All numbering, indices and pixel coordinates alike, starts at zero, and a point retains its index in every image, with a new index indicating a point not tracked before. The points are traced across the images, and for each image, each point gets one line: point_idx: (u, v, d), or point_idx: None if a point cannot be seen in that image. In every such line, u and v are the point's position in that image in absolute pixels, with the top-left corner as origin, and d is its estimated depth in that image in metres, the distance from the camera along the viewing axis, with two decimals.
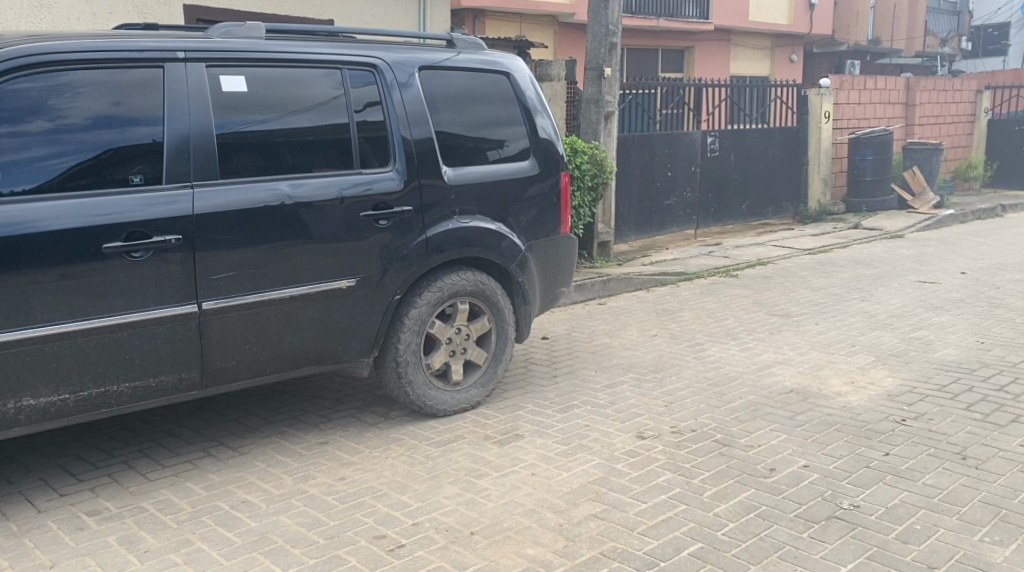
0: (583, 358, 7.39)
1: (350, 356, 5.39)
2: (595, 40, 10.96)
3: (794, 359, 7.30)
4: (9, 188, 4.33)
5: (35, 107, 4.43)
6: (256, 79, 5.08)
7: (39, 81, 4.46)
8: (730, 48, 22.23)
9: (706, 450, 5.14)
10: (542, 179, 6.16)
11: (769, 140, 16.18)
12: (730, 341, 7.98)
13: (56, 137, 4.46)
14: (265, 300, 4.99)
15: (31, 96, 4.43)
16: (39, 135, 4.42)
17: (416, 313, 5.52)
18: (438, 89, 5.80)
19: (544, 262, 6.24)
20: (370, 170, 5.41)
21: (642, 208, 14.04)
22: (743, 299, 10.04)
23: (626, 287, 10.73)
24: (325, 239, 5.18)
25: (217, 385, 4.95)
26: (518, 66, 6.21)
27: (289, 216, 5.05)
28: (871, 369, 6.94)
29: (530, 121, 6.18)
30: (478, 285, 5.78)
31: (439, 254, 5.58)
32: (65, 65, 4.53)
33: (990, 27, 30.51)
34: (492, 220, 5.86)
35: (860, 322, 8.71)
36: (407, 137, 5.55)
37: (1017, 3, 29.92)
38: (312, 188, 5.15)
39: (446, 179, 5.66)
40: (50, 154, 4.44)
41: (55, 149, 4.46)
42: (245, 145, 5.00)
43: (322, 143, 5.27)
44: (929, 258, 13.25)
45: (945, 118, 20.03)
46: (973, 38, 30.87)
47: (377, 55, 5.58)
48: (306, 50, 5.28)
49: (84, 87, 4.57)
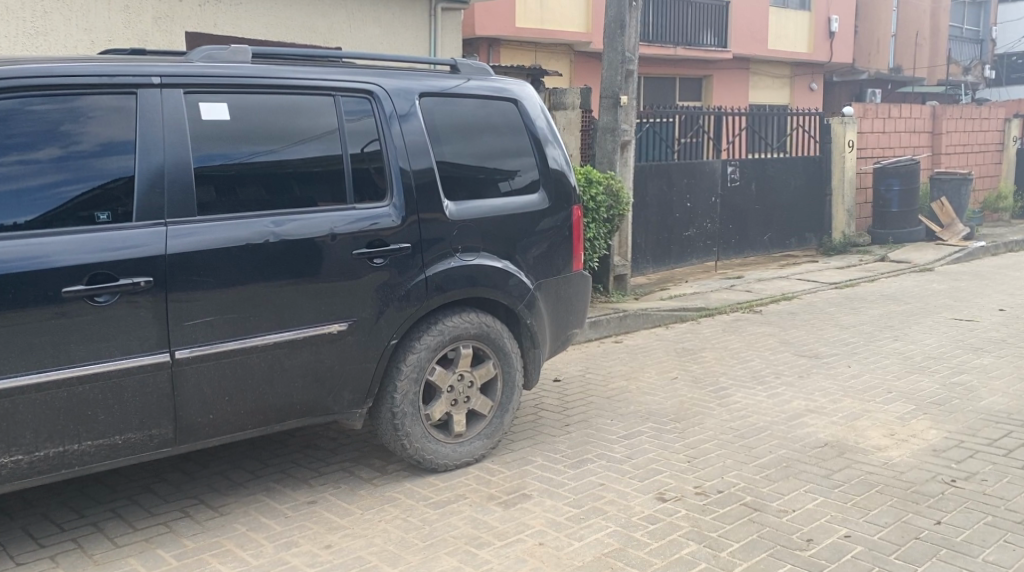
0: (598, 404, 6.88)
1: (341, 407, 4.90)
2: (611, 68, 10.54)
3: (826, 407, 6.79)
4: (14, 219, 4.03)
5: (48, 133, 4.15)
6: (244, 105, 4.65)
7: (59, 103, 4.20)
8: (749, 76, 21.81)
9: (734, 516, 4.64)
10: (553, 213, 5.70)
11: (791, 170, 15.71)
12: (756, 385, 7.45)
13: (67, 164, 4.17)
14: (246, 346, 4.52)
15: (48, 118, 4.16)
16: (49, 162, 4.13)
17: (414, 359, 5.04)
18: (442, 119, 5.36)
19: (554, 301, 5.76)
20: (366, 205, 4.96)
21: (660, 240, 13.55)
22: (768, 337, 9.52)
23: (644, 323, 10.23)
24: (314, 280, 4.72)
25: (192, 442, 4.48)
26: (528, 93, 5.77)
27: (276, 256, 4.60)
28: (911, 420, 6.43)
29: (541, 152, 5.72)
30: (482, 327, 5.30)
31: (440, 294, 5.11)
32: (80, 89, 4.25)
33: (1014, 55, 30.32)
34: (498, 257, 5.40)
35: (894, 365, 8.20)
36: (407, 169, 5.10)
37: None
38: (299, 225, 4.69)
39: (449, 214, 5.20)
40: (61, 181, 4.15)
41: (67, 175, 4.17)
42: (251, 177, 4.62)
43: (326, 175, 4.87)
44: (962, 293, 12.73)
45: (973, 147, 19.51)
46: (996, 66, 30.65)
47: (374, 82, 5.14)
48: (302, 75, 4.86)
49: (99, 112, 4.29)
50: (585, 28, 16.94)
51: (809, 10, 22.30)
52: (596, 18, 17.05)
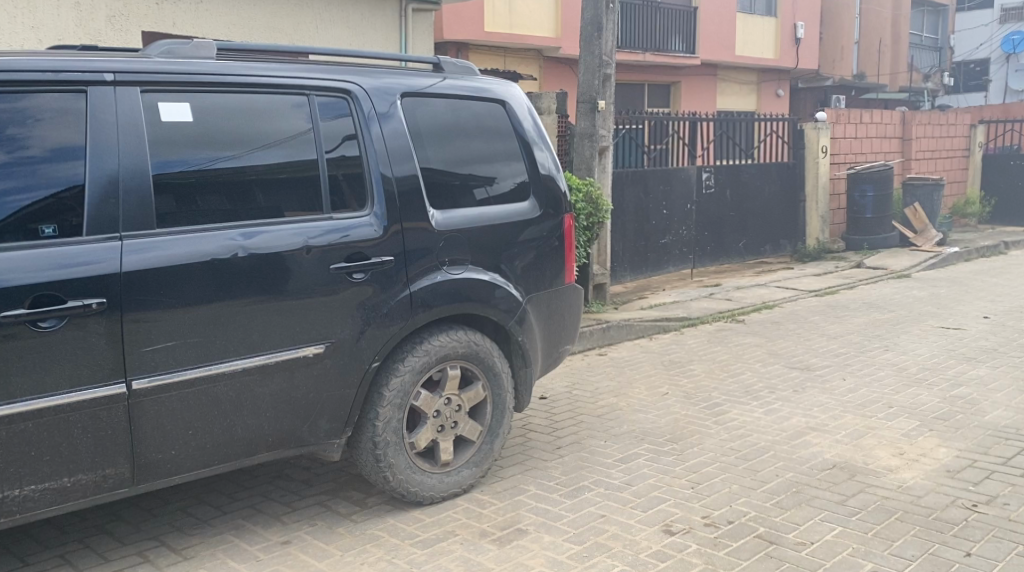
0: (589, 423, 6.49)
1: (318, 437, 4.47)
2: (588, 72, 10.18)
3: (828, 424, 6.45)
4: None
5: None
6: (207, 105, 4.21)
7: (3, 101, 3.75)
8: (717, 82, 21.60)
9: (750, 551, 4.30)
10: (543, 220, 5.34)
11: (765, 176, 15.46)
12: (751, 401, 7.09)
13: (13, 170, 3.72)
14: (212, 373, 4.08)
15: None
16: None
17: (398, 383, 4.62)
18: (424, 121, 4.97)
19: (545, 315, 5.38)
20: (342, 215, 4.54)
21: (637, 247, 13.22)
22: (755, 348, 9.20)
23: (627, 334, 9.87)
24: (288, 297, 4.29)
25: (152, 481, 4.03)
26: (514, 94, 5.40)
27: (244, 272, 4.17)
28: (918, 438, 6.10)
29: (529, 155, 5.36)
30: (470, 346, 4.90)
31: (425, 311, 4.70)
32: (28, 86, 3.80)
33: (972, 62, 31.44)
34: (486, 270, 5.01)
35: (889, 377, 7.88)
36: (387, 175, 4.70)
37: (996, 42, 30.72)
38: (272, 237, 4.27)
39: (434, 224, 4.81)
40: (7, 190, 3.70)
41: (13, 183, 3.71)
42: (214, 185, 4.18)
43: (297, 182, 4.44)
44: (944, 300, 12.51)
45: (942, 153, 19.43)
46: (955, 73, 31.77)
47: (351, 80, 4.72)
48: (271, 73, 4.43)
49: (50, 113, 3.85)
50: (554, 33, 16.60)
51: (775, 16, 22.15)
52: (566, 23, 16.73)
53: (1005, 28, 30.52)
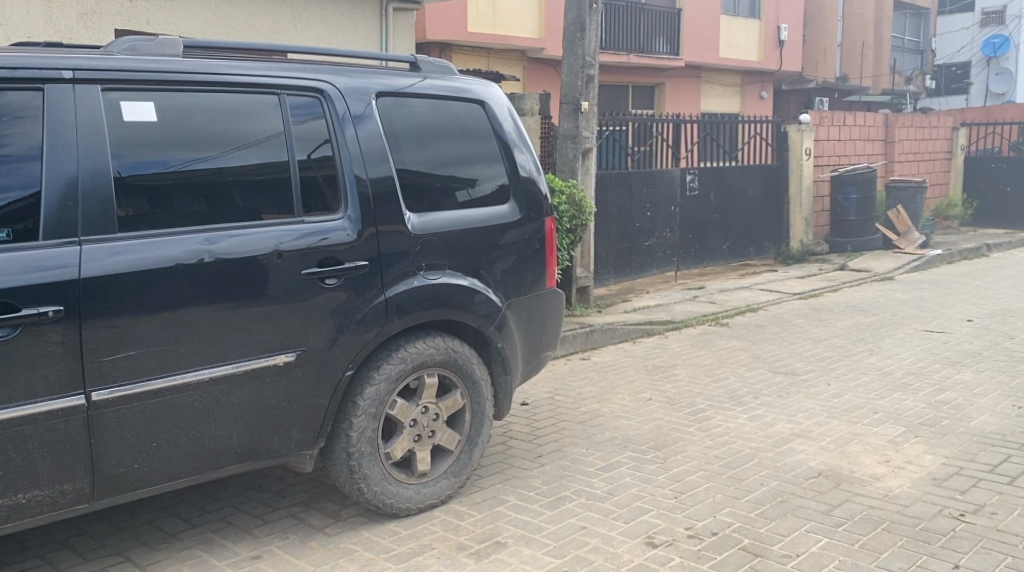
0: (571, 430, 6.37)
1: (289, 449, 4.33)
2: (571, 73, 10.07)
3: (813, 430, 6.35)
4: None
5: None
6: (180, 104, 4.09)
7: None
8: (700, 84, 21.54)
9: (734, 563, 4.21)
10: (523, 224, 5.22)
11: (749, 178, 15.39)
12: (735, 407, 6.99)
13: None
14: (177, 384, 3.94)
15: None
16: None
17: (372, 392, 4.49)
18: (401, 121, 4.84)
19: (525, 321, 5.26)
20: (316, 217, 4.41)
21: (621, 250, 13.12)
22: (739, 352, 9.10)
23: (610, 338, 9.76)
24: (258, 304, 4.15)
25: (113, 496, 3.89)
26: (494, 94, 5.28)
27: (215, 278, 4.04)
28: (903, 444, 6.00)
29: (508, 157, 5.24)
30: (448, 353, 4.78)
31: (400, 317, 4.57)
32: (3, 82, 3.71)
33: (953, 66, 31.60)
34: (464, 275, 4.89)
35: (874, 382, 7.80)
36: (362, 177, 4.57)
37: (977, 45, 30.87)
38: (242, 241, 4.14)
39: (411, 227, 4.68)
40: None
41: None
42: (189, 187, 4.07)
43: (271, 184, 4.31)
44: (928, 303, 12.46)
45: (925, 155, 19.43)
46: (936, 76, 31.89)
47: (324, 78, 4.58)
48: (241, 71, 4.29)
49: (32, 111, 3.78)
50: (538, 33, 16.49)
51: (758, 18, 22.11)
52: (550, 24, 16.62)
53: (986, 32, 30.66)
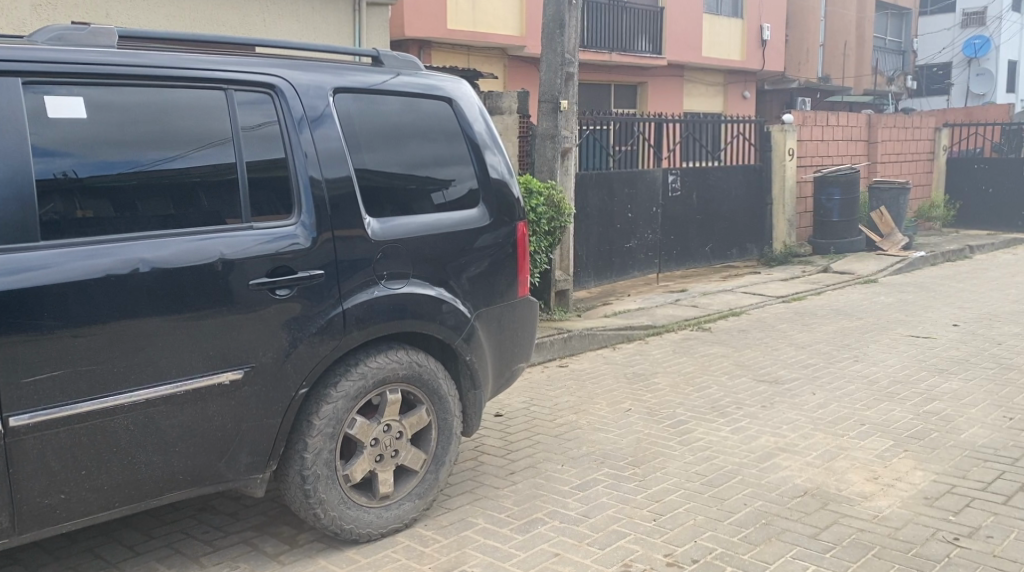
0: (546, 444, 6.10)
1: (237, 473, 4.05)
2: (550, 71, 9.77)
3: (798, 444, 6.09)
4: None
5: None
6: (129, 99, 3.84)
7: None
8: (683, 83, 21.28)
9: None
10: (493, 229, 4.94)
11: (732, 179, 15.15)
12: (717, 419, 6.72)
13: None
14: (108, 407, 3.65)
15: None
16: None
17: (329, 411, 4.22)
18: (361, 119, 4.53)
19: (497, 332, 4.99)
20: (268, 223, 4.13)
21: (601, 251, 12.85)
22: (722, 359, 8.85)
23: (590, 344, 9.49)
24: (203, 317, 3.87)
25: (38, 529, 3.60)
26: (464, 92, 5.00)
27: (177, 286, 3.81)
28: (892, 460, 5.74)
29: (479, 159, 4.96)
30: (412, 368, 4.52)
31: (360, 330, 4.30)
32: None
33: (935, 66, 31.58)
34: (430, 284, 4.61)
35: (860, 391, 7.55)
36: (317, 179, 4.27)
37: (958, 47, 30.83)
38: (190, 249, 3.87)
39: (372, 234, 4.39)
40: None
41: None
42: (155, 188, 3.86)
43: (234, 186, 4.08)
44: (913, 307, 12.23)
45: (907, 156, 19.25)
46: (918, 77, 31.85)
47: (275, 74, 4.28)
48: (188, 64, 4.02)
49: None
50: (518, 31, 16.20)
51: (741, 17, 21.87)
52: (530, 21, 16.33)
53: (966, 33, 30.68)
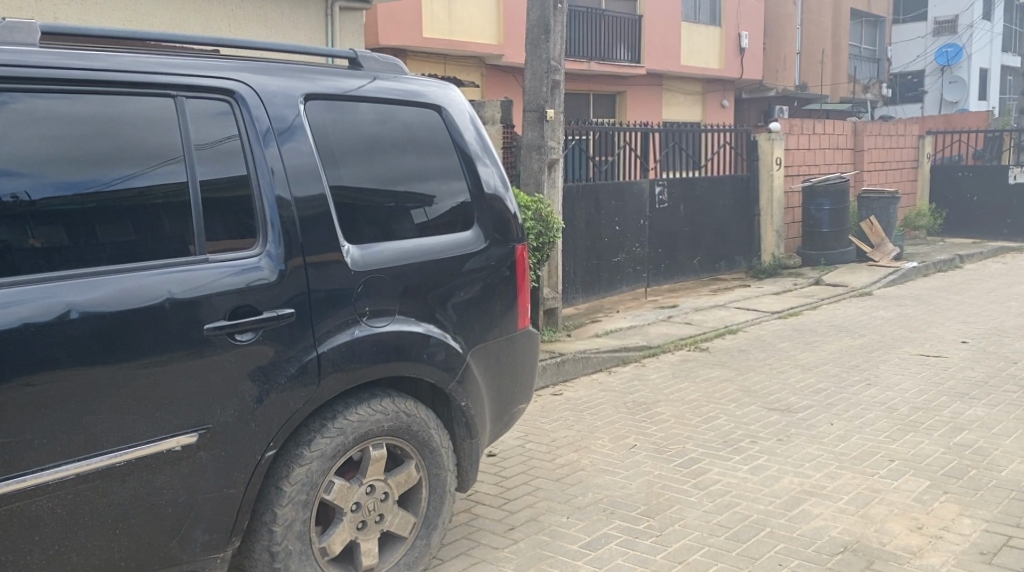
0: (547, 489, 5.49)
1: (192, 554, 3.40)
2: (535, 78, 9.11)
3: (826, 485, 5.51)
4: None
5: None
6: (86, 107, 3.24)
7: None
8: (663, 92, 20.75)
9: None
10: (488, 252, 4.34)
11: (719, 190, 14.61)
12: (732, 456, 6.10)
13: None
14: (28, 487, 2.98)
15: None
16: None
17: (302, 475, 3.61)
18: (338, 130, 3.92)
19: (495, 373, 4.40)
20: (227, 253, 3.49)
21: (589, 267, 12.25)
22: (726, 384, 8.25)
23: (583, 368, 8.88)
24: (152, 370, 3.23)
25: None
26: (452, 97, 4.40)
27: (119, 334, 3.16)
28: (933, 505, 5.14)
29: (470, 173, 4.37)
30: (398, 420, 3.92)
31: (337, 377, 3.68)
32: None
33: (909, 74, 31.34)
34: (419, 321, 4.00)
35: (881, 420, 6.96)
36: (285, 200, 3.65)
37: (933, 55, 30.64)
38: (138, 287, 3.23)
39: (351, 262, 3.78)
40: None
41: None
42: (115, 210, 3.26)
43: (195, 208, 3.45)
44: (915, 322, 11.69)
45: (893, 164, 18.78)
46: (892, 84, 31.62)
47: (234, 78, 3.65)
48: (147, 66, 3.41)
49: None
50: (495, 39, 15.62)
51: (720, 25, 21.38)
52: (508, 28, 15.75)
53: (939, 41, 30.49)
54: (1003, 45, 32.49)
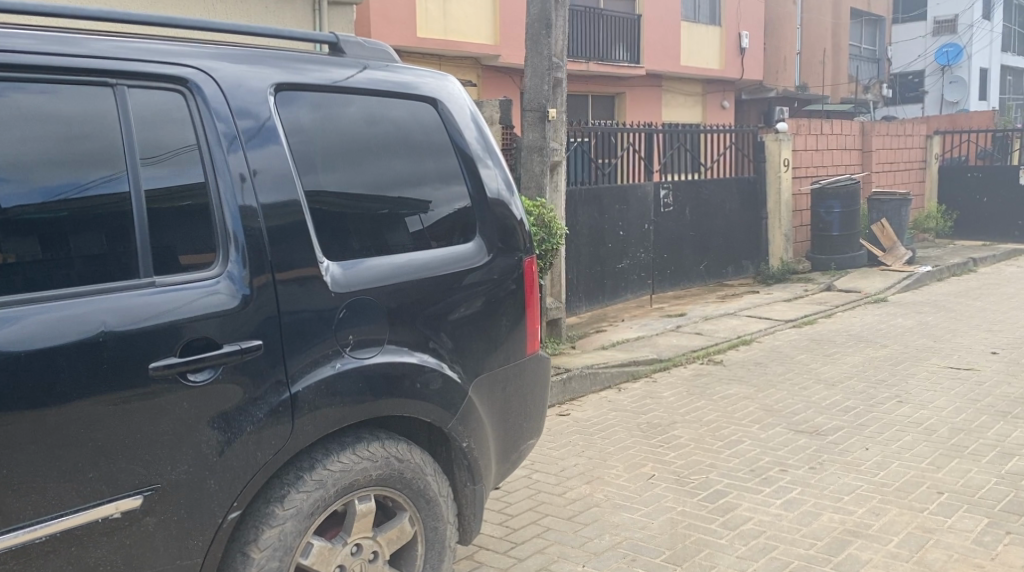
0: (559, 530, 4.89)
1: None
2: (536, 75, 8.48)
3: (871, 523, 4.92)
4: None
5: None
6: (56, 100, 2.78)
7: None
8: (662, 93, 20.15)
9: None
10: (491, 266, 3.76)
11: (725, 192, 14.01)
12: (761, 488, 5.50)
13: None
14: None
15: None
16: None
17: (275, 536, 3.02)
18: (315, 127, 3.33)
19: (501, 407, 3.81)
20: (182, 275, 2.92)
21: (592, 274, 11.66)
22: (746, 402, 7.65)
23: (590, 384, 8.28)
24: (99, 416, 2.69)
25: None
26: (448, 90, 3.81)
27: (64, 374, 2.63)
28: (996, 548, 4.56)
29: (471, 175, 3.78)
30: (388, 466, 3.33)
31: (313, 418, 3.10)
32: None
33: (910, 74, 30.83)
34: (411, 349, 3.40)
35: (920, 444, 6.37)
36: (251, 209, 3.07)
37: (932, 55, 30.20)
38: (84, 316, 2.69)
39: (331, 281, 3.19)
40: None
41: None
42: (91, 218, 2.79)
43: (151, 217, 2.89)
44: (937, 331, 11.09)
45: (901, 164, 18.20)
46: (893, 84, 31.08)
47: (191, 64, 3.07)
48: (108, 52, 2.89)
49: None
50: (492, 39, 15.05)
51: (720, 24, 20.79)
52: (504, 28, 15.17)
53: (939, 41, 29.98)
54: (1004, 44, 31.97)
